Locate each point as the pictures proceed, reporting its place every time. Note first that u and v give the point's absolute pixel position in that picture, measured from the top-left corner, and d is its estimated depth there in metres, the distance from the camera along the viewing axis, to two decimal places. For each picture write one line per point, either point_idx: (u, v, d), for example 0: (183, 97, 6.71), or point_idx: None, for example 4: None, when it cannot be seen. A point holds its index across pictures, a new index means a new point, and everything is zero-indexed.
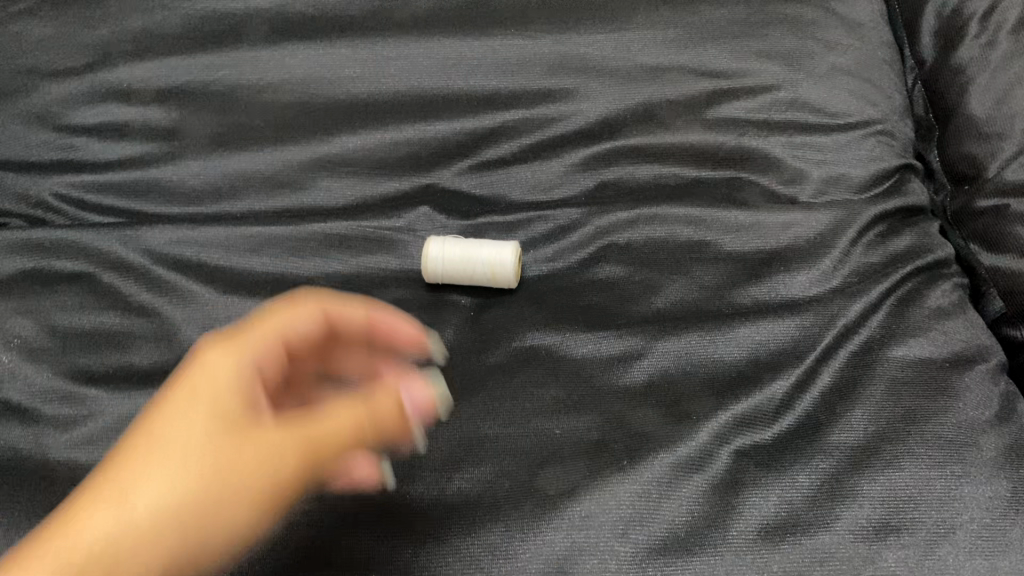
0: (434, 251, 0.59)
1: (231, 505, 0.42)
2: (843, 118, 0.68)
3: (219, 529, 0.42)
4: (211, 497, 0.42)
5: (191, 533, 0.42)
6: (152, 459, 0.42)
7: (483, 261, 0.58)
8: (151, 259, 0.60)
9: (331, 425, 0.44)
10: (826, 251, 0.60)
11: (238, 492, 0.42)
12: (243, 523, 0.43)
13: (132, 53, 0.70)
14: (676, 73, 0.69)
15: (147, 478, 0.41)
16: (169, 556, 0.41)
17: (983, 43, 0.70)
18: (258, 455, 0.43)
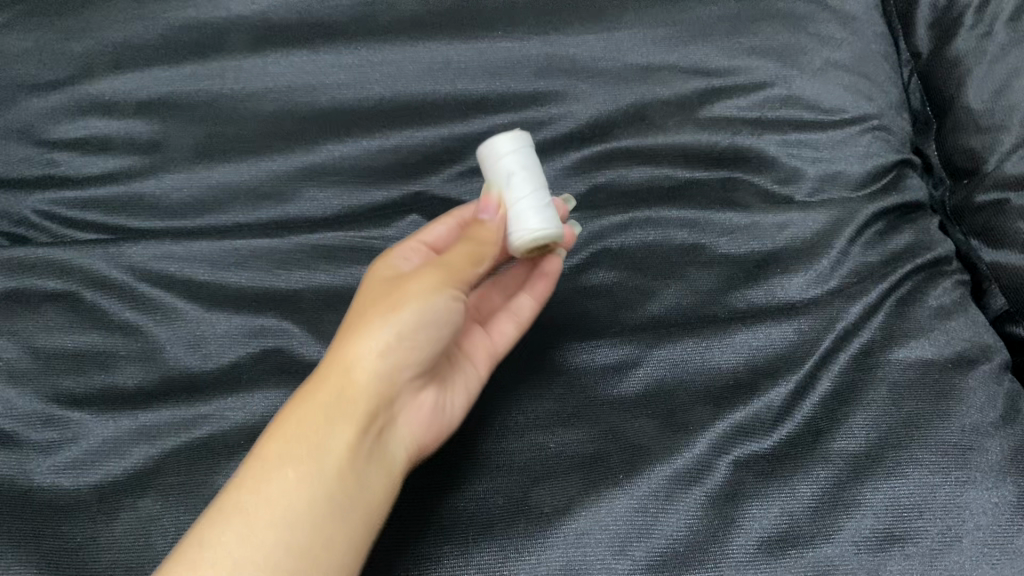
0: (547, 231, 0.52)
1: (425, 322, 0.47)
2: (837, 114, 0.67)
3: (431, 337, 0.47)
4: (408, 313, 0.46)
5: (403, 355, 0.47)
6: (363, 312, 0.47)
7: (502, 163, 0.54)
8: (134, 276, 0.59)
9: (471, 257, 0.51)
10: (823, 251, 0.59)
11: (424, 306, 0.47)
12: (444, 339, 0.48)
13: (112, 64, 0.69)
14: (666, 73, 0.68)
15: (362, 321, 0.46)
16: (398, 381, 0.47)
17: (980, 33, 0.69)
18: (426, 269, 0.49)
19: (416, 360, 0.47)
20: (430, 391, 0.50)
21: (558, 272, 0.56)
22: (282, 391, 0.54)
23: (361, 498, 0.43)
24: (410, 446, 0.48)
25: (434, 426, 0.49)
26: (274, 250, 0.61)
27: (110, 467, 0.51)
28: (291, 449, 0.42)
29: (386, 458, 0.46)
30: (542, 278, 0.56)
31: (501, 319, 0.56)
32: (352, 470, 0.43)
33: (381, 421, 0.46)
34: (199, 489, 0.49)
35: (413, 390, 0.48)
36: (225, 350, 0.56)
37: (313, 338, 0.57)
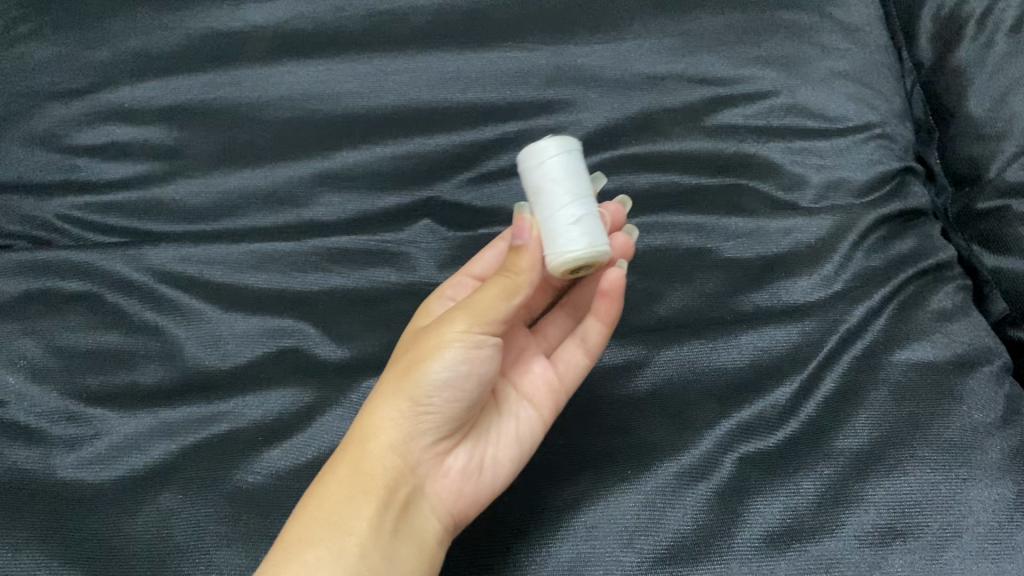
0: (574, 252, 0.48)
1: (439, 384, 0.46)
2: (841, 122, 0.68)
3: (450, 399, 0.47)
4: (418, 379, 0.46)
5: (419, 421, 0.47)
6: (384, 383, 0.48)
7: (534, 180, 0.50)
8: (154, 277, 0.61)
9: (502, 294, 0.47)
10: (827, 256, 0.60)
11: (438, 367, 0.46)
12: (468, 399, 0.48)
13: (132, 73, 0.72)
14: (673, 82, 0.70)
15: (380, 392, 0.47)
16: (420, 449, 0.48)
17: (981, 45, 0.71)
18: (444, 322, 0.47)
19: (435, 424, 0.47)
20: (466, 450, 0.49)
21: (620, 287, 0.52)
22: (299, 390, 0.55)
23: (390, 574, 0.44)
24: (447, 514, 0.48)
25: (474, 489, 0.49)
26: (292, 253, 0.62)
27: (132, 462, 0.52)
28: (311, 530, 0.44)
29: (418, 530, 0.46)
30: (604, 298, 0.53)
31: (567, 350, 0.54)
32: (375, 547, 0.44)
33: (406, 493, 0.46)
34: (218, 484, 0.51)
35: (444, 452, 0.49)
36: (242, 349, 0.57)
37: (329, 340, 0.58)
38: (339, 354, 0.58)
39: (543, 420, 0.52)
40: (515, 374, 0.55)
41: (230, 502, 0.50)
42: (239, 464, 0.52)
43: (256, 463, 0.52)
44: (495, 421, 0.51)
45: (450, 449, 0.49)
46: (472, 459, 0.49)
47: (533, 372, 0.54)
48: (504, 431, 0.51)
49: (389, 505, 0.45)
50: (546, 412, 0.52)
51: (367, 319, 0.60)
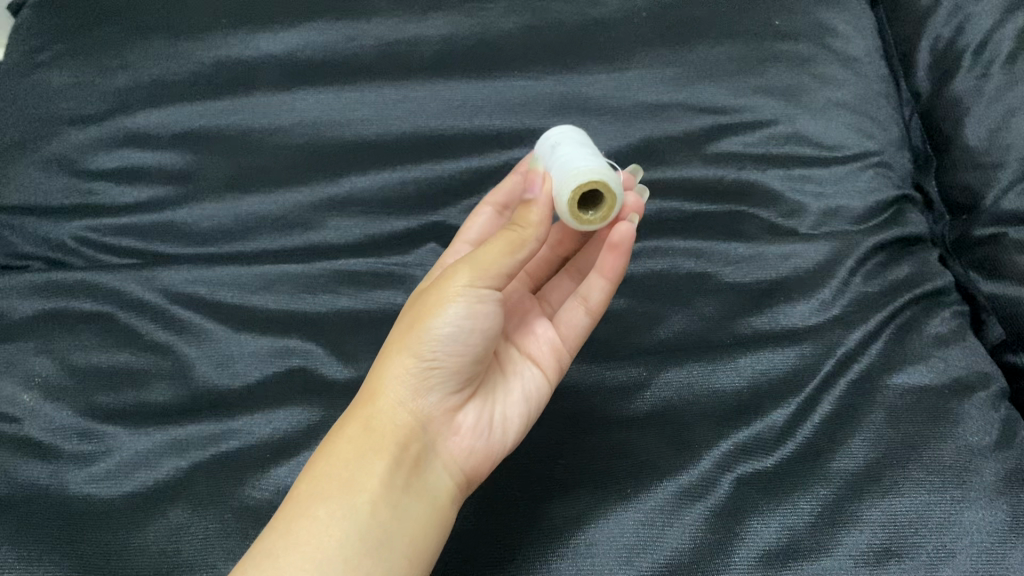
0: (588, 168, 0.51)
1: (443, 339, 0.47)
2: (840, 150, 0.70)
3: (454, 354, 0.48)
4: (422, 335, 0.47)
5: (426, 376, 0.48)
6: (392, 339, 0.49)
7: (553, 139, 0.57)
8: (167, 298, 0.62)
9: (506, 249, 0.48)
10: (824, 281, 0.62)
11: (440, 324, 0.47)
12: (473, 354, 0.48)
13: (149, 100, 0.74)
14: (675, 110, 0.73)
15: (389, 350, 0.49)
16: (429, 406, 0.49)
17: (977, 76, 0.72)
18: (447, 278, 0.48)
19: (443, 377, 0.48)
20: (475, 407, 0.51)
21: (629, 241, 0.54)
22: (307, 408, 0.56)
23: (401, 527, 0.45)
24: (458, 470, 0.50)
25: (485, 444, 0.51)
26: (302, 275, 0.64)
27: (141, 479, 0.53)
28: (323, 486, 0.45)
29: (429, 486, 0.48)
30: (612, 252, 0.55)
31: (569, 310, 0.57)
32: (385, 503, 0.45)
33: (417, 450, 0.48)
34: (226, 500, 0.52)
35: (453, 406, 0.50)
36: (251, 369, 0.59)
37: (336, 361, 0.59)
38: (345, 373, 0.58)
39: (548, 378, 0.55)
40: (520, 336, 0.57)
41: (238, 518, 0.51)
42: (247, 480, 0.53)
43: (263, 479, 0.53)
44: (502, 379, 0.54)
45: (460, 406, 0.50)
46: (481, 417, 0.51)
47: (536, 334, 0.57)
48: (511, 389, 0.54)
49: (399, 462, 0.47)
50: (550, 372, 0.55)
51: (373, 340, 0.60)
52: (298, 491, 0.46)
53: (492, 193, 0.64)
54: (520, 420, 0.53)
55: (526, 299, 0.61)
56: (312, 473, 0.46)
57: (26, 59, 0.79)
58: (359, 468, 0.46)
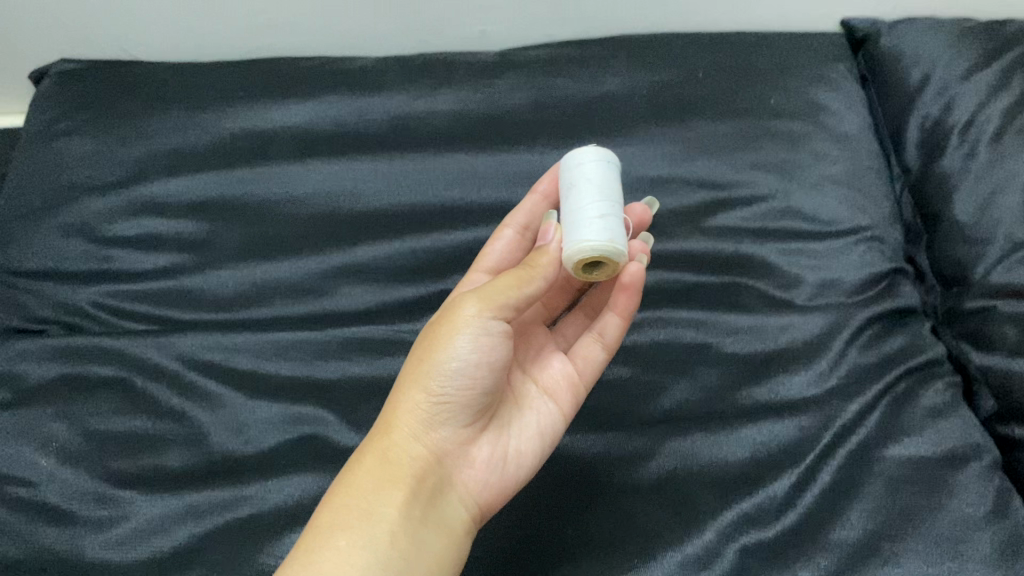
0: (592, 243, 0.55)
1: (452, 374, 0.52)
2: (834, 225, 0.72)
3: (464, 387, 0.53)
4: (432, 370, 0.52)
5: (437, 409, 0.53)
6: (402, 377, 0.54)
7: (571, 179, 0.59)
8: (184, 365, 0.63)
9: (514, 282, 0.54)
10: (822, 352, 0.64)
11: (451, 357, 0.52)
12: (482, 386, 0.53)
13: (167, 169, 0.77)
14: (674, 185, 0.76)
15: (400, 388, 0.54)
16: (441, 439, 0.54)
17: (964, 155, 0.76)
18: (456, 312, 0.53)
19: (454, 408, 0.53)
20: (489, 442, 0.56)
21: (639, 282, 0.60)
22: (319, 476, 0.58)
23: (420, 553, 0.49)
24: (472, 501, 0.54)
25: (499, 476, 0.55)
26: (315, 342, 0.65)
27: (157, 545, 0.55)
28: (343, 518, 0.49)
29: (446, 517, 0.52)
30: (624, 292, 0.60)
31: (585, 344, 0.62)
32: (404, 532, 0.49)
33: (432, 482, 0.53)
34: (243, 565, 0.53)
35: (465, 438, 0.55)
36: (265, 436, 0.60)
37: (348, 428, 0.60)
38: (357, 441, 0.60)
39: (563, 414, 0.59)
40: (536, 371, 0.62)
41: None
42: (262, 546, 0.54)
43: (278, 546, 0.54)
44: (516, 414, 0.58)
45: (472, 438, 0.56)
46: (495, 451, 0.56)
47: (552, 368, 0.61)
48: (527, 422, 0.58)
49: (416, 495, 0.51)
50: (565, 407, 0.59)
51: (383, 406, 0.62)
52: (318, 523, 0.49)
53: (512, 216, 0.68)
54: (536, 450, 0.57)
55: (540, 333, 0.66)
56: (332, 507, 0.50)
57: (48, 126, 0.83)
58: (376, 499, 0.50)
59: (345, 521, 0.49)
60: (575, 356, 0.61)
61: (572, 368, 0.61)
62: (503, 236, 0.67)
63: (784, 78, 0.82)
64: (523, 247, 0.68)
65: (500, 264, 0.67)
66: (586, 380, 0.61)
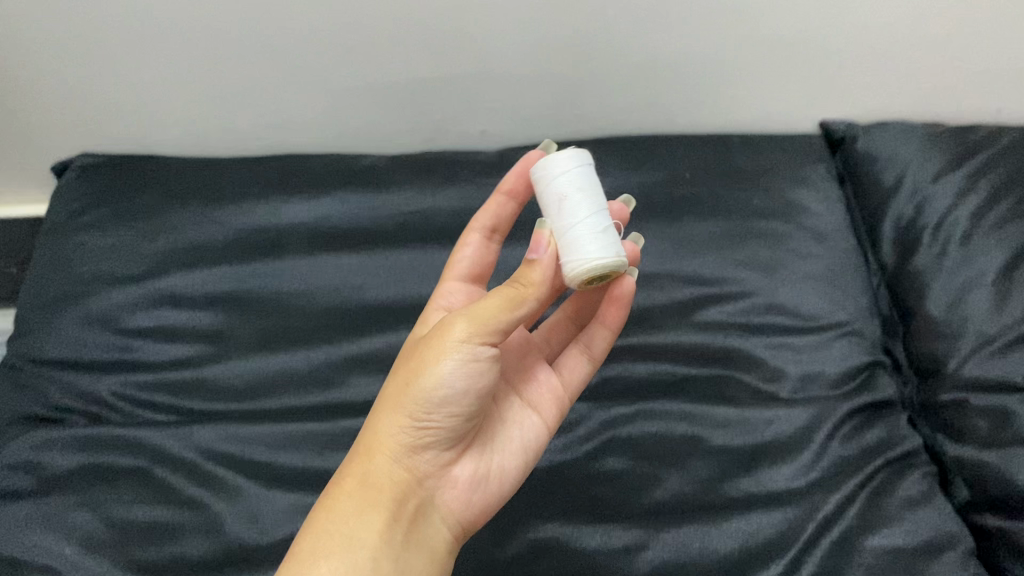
0: (603, 259, 0.56)
1: (439, 399, 0.55)
2: (815, 320, 0.77)
3: (448, 411, 0.55)
4: (419, 394, 0.55)
5: (421, 434, 0.56)
6: (388, 398, 0.57)
7: (559, 188, 0.58)
8: (202, 455, 0.67)
9: (504, 305, 0.55)
10: (805, 445, 0.68)
11: (438, 384, 0.54)
12: (467, 411, 0.56)
13: (185, 262, 0.82)
14: (665, 279, 0.80)
15: (387, 408, 0.57)
16: (426, 461, 0.58)
17: (935, 254, 0.81)
18: (445, 335, 0.55)
19: (439, 433, 0.56)
20: (472, 462, 0.60)
21: (630, 294, 0.66)
22: None
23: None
24: (452, 518, 0.59)
25: (478, 495, 0.60)
26: (326, 432, 0.69)
27: None
28: (327, 542, 0.53)
29: (425, 537, 0.56)
30: (614, 306, 0.67)
31: (573, 357, 0.69)
32: (385, 557, 0.53)
33: (413, 503, 0.56)
34: None
35: (449, 459, 0.59)
36: (280, 525, 0.63)
37: None
38: None
39: (546, 427, 0.65)
40: (521, 385, 0.66)
41: None
42: None
43: None
44: (500, 432, 0.62)
45: (456, 459, 0.59)
46: (477, 471, 0.60)
47: (539, 383, 0.66)
48: (510, 439, 0.63)
49: (399, 518, 0.55)
50: (548, 423, 0.65)
51: None
52: (304, 543, 0.53)
53: (479, 219, 0.72)
54: (517, 465, 0.62)
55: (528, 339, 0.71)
56: (317, 528, 0.53)
57: (70, 218, 0.87)
58: (360, 522, 0.54)
59: (329, 544, 0.52)
60: (561, 375, 0.67)
61: (556, 381, 0.67)
62: (471, 242, 0.72)
63: (765, 179, 0.88)
64: (491, 249, 0.73)
65: (474, 271, 0.72)
66: (568, 395, 0.67)
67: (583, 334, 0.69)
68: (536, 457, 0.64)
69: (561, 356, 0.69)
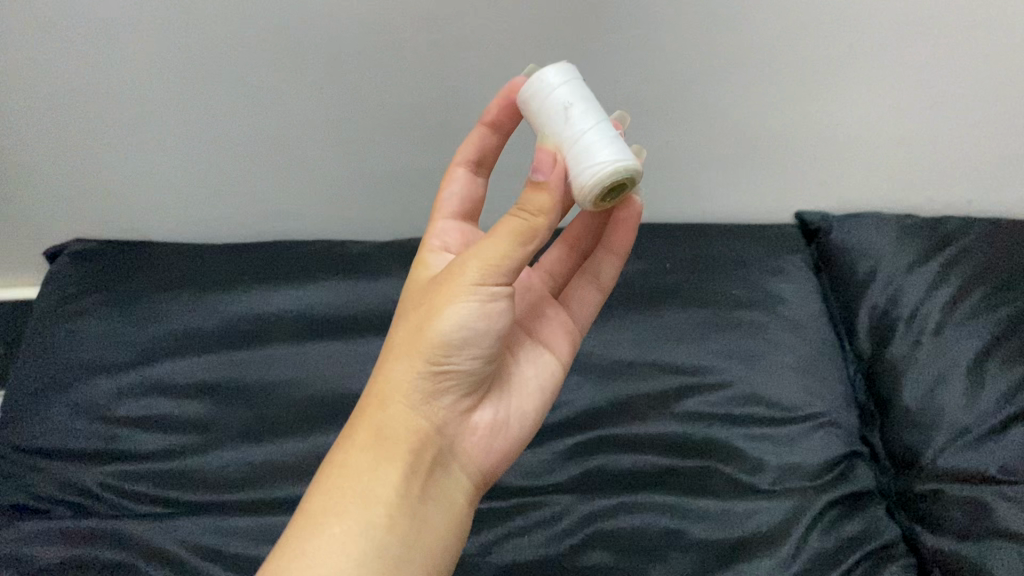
0: (621, 164, 0.53)
1: (455, 341, 0.54)
2: (793, 411, 0.79)
3: (466, 351, 0.55)
4: (434, 338, 0.54)
5: (438, 379, 0.56)
6: (399, 343, 0.56)
7: (560, 99, 0.54)
8: (185, 549, 0.67)
9: (516, 241, 0.53)
10: (785, 538, 0.69)
11: (452, 328, 0.54)
12: (485, 352, 0.56)
13: (174, 350, 0.83)
14: (646, 370, 0.82)
15: (398, 353, 0.56)
16: (442, 410, 0.57)
17: (910, 344, 0.83)
18: (459, 273, 0.54)
19: (457, 377, 0.56)
20: (489, 409, 0.60)
21: (636, 221, 0.68)
22: None
23: (418, 531, 0.53)
24: (472, 466, 0.58)
25: (496, 442, 0.60)
26: None
27: None
28: (340, 501, 0.52)
29: (444, 488, 0.56)
30: (620, 231, 0.69)
31: (582, 291, 0.71)
32: (401, 513, 0.52)
33: (433, 452, 0.56)
34: None
35: (467, 406, 0.58)
36: None
37: None
38: None
39: (559, 367, 0.65)
40: (533, 329, 0.66)
41: None
42: None
43: None
44: (515, 375, 0.62)
45: (474, 406, 0.59)
46: (494, 416, 0.60)
47: (550, 324, 0.67)
48: (525, 384, 0.63)
49: (416, 471, 0.54)
50: (560, 366, 0.66)
51: None
52: (315, 503, 0.52)
53: (463, 153, 0.68)
54: (532, 410, 0.63)
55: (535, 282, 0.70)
56: (330, 487, 0.52)
57: (60, 305, 0.88)
58: (375, 477, 0.53)
59: (342, 504, 0.52)
60: (572, 319, 0.70)
61: (566, 320, 0.68)
62: (459, 180, 0.68)
63: (742, 271, 0.91)
64: (479, 185, 0.69)
65: (464, 209, 0.68)
66: (575, 333, 0.69)
67: (589, 267, 0.71)
68: (551, 397, 0.65)
69: (569, 294, 0.71)
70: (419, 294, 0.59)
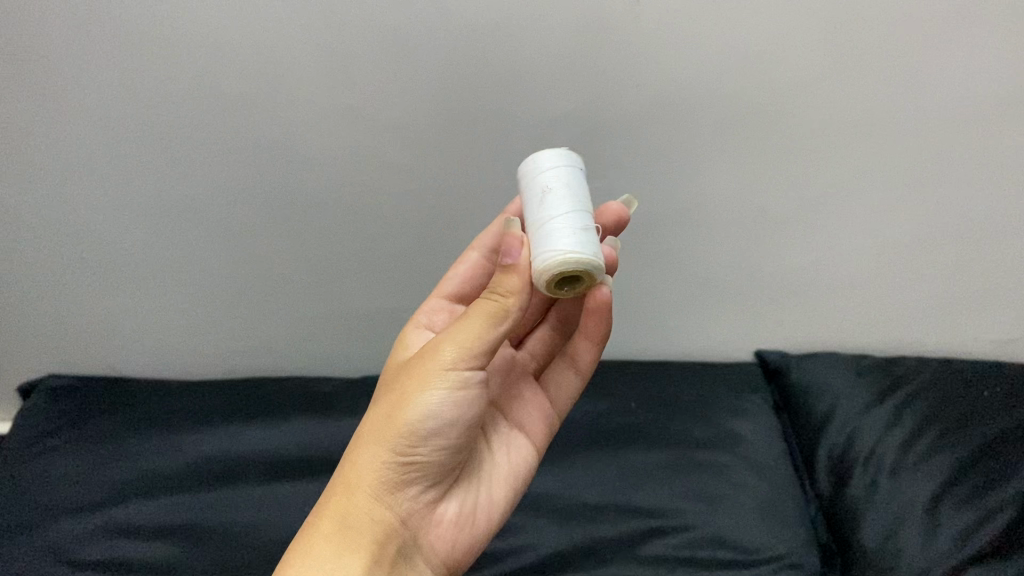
0: (576, 252, 0.54)
1: (423, 431, 0.56)
2: (756, 553, 0.79)
3: (433, 440, 0.57)
4: (403, 427, 0.56)
5: (405, 470, 0.57)
6: (368, 430, 0.58)
7: (541, 185, 0.57)
8: None
9: (486, 325, 0.56)
10: None
11: (421, 416, 0.56)
12: (453, 443, 0.58)
13: (143, 491, 0.84)
14: (611, 512, 0.84)
15: (366, 440, 0.57)
16: (407, 502, 0.58)
17: (866, 485, 0.85)
18: (432, 361, 0.56)
19: (423, 468, 0.58)
20: (457, 499, 0.61)
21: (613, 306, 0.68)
22: None
23: None
24: (432, 558, 0.59)
25: (460, 534, 0.61)
26: None
27: None
28: None
29: None
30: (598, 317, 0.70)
31: (562, 373, 0.73)
32: None
33: (395, 544, 0.56)
34: None
35: (433, 498, 0.60)
36: None
37: None
38: None
39: (530, 456, 0.68)
40: (508, 415, 0.68)
41: None
42: None
43: None
44: (486, 465, 0.65)
45: (440, 497, 0.60)
46: (462, 506, 0.62)
47: (526, 410, 0.69)
48: (497, 471, 0.65)
49: (378, 564, 0.55)
50: (531, 453, 0.68)
51: None
52: None
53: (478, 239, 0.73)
54: (501, 499, 0.64)
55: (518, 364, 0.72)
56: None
57: (29, 443, 0.88)
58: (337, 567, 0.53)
59: None
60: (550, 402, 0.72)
61: (543, 404, 0.71)
62: (470, 261, 0.73)
63: (704, 412, 0.94)
64: (485, 270, 0.74)
65: (460, 291, 0.73)
66: (554, 417, 0.71)
67: (570, 354, 0.73)
68: (519, 488, 0.66)
69: (549, 377, 0.73)
70: (390, 382, 0.61)
